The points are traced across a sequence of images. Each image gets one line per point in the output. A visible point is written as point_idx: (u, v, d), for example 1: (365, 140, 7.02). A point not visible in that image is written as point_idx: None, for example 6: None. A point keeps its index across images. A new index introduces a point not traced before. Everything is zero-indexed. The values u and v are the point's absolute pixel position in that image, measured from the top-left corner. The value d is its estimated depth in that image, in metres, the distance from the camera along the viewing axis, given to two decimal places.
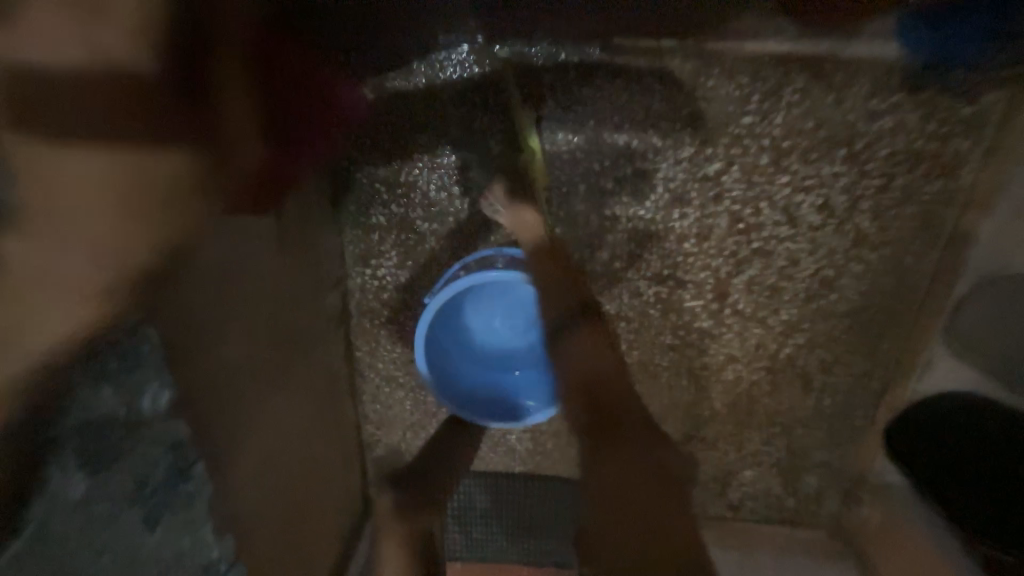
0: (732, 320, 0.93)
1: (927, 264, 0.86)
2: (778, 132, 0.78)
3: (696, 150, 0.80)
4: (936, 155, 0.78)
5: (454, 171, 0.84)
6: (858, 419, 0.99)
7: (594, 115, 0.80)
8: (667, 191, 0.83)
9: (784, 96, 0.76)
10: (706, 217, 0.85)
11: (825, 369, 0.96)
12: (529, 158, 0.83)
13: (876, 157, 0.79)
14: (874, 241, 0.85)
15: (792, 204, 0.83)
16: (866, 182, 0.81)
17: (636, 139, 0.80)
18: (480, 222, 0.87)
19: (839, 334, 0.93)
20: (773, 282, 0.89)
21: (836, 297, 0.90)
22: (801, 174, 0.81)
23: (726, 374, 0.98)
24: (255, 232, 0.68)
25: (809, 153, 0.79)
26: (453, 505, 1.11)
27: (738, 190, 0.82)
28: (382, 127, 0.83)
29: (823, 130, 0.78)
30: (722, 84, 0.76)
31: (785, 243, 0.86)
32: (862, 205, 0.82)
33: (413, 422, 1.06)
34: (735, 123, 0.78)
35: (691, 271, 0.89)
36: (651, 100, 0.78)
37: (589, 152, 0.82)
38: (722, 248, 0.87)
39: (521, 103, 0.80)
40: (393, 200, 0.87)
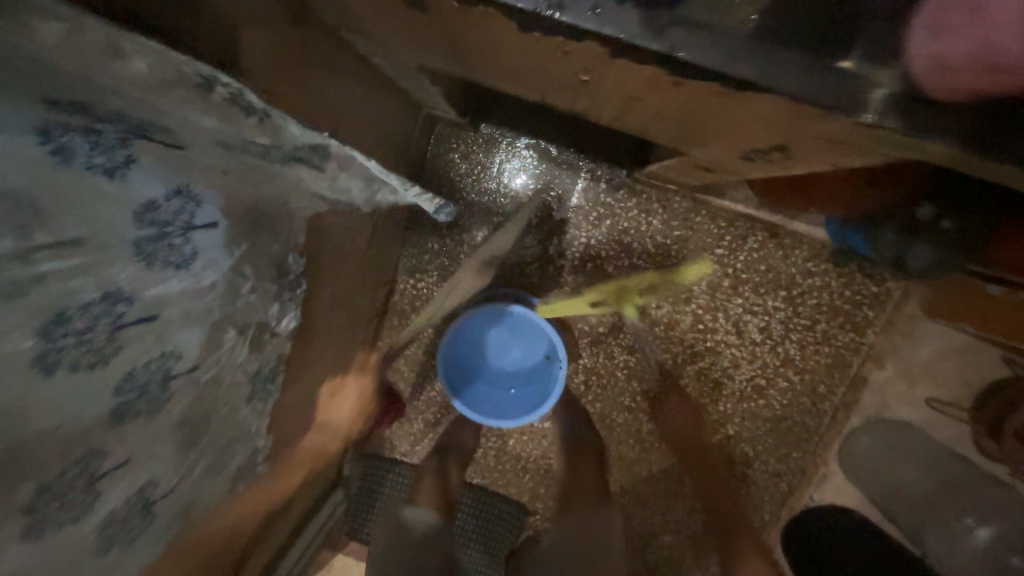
0: (680, 399, 1.15)
1: (835, 395, 1.09)
2: (739, 267, 1.06)
3: (678, 262, 1.08)
4: (849, 315, 1.05)
5: (500, 227, 1.12)
6: (766, 514, 1.17)
7: (612, 217, 1.08)
8: (651, 285, 1.10)
9: (748, 242, 1.05)
10: (675, 313, 1.10)
11: (746, 461, 1.16)
12: (558, 235, 1.11)
13: (806, 304, 1.06)
14: (797, 366, 1.10)
15: (741, 321, 1.09)
16: (797, 320, 1.07)
17: (638, 242, 1.08)
18: (507, 269, 1.13)
19: (760, 434, 1.15)
20: (717, 377, 1.13)
21: (763, 403, 1.13)
22: (751, 301, 1.08)
23: (666, 444, 1.18)
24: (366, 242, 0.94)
25: (759, 288, 1.06)
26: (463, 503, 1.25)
27: (703, 300, 1.09)
28: (458, 183, 1.11)
29: (771, 274, 1.05)
30: (706, 222, 1.05)
31: (731, 348, 1.11)
32: (792, 335, 1.08)
33: (401, 415, 1.25)
34: (710, 251, 1.06)
35: (655, 351, 1.13)
36: (654, 218, 1.07)
37: (602, 242, 1.09)
38: (682, 339, 1.12)
39: (563, 195, 1.09)
40: (447, 235, 1.13)
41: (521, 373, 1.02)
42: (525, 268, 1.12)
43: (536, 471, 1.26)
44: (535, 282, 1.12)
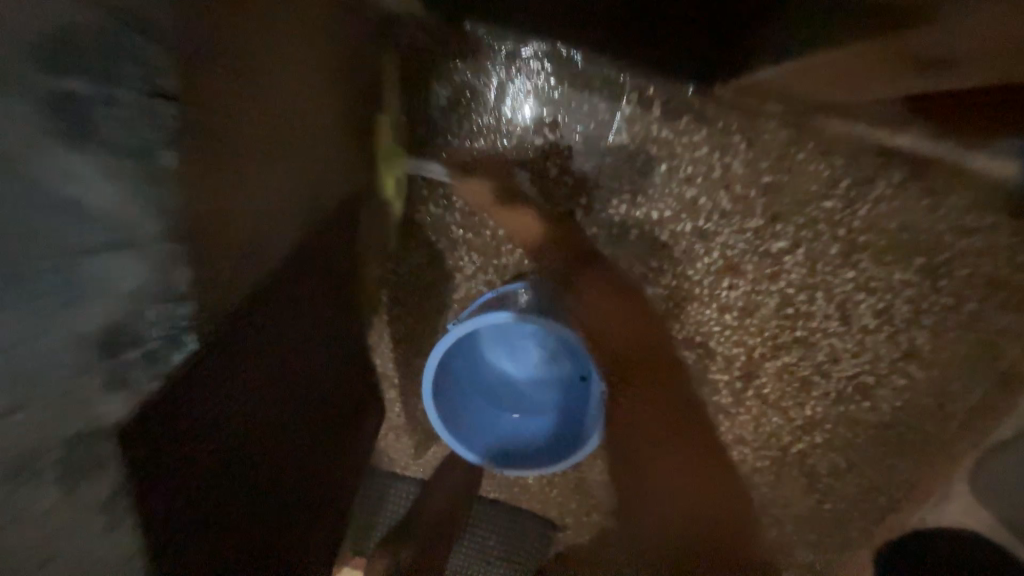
0: (753, 402, 0.87)
1: (973, 395, 0.80)
2: (857, 225, 0.72)
3: (765, 222, 0.74)
4: (1015, 289, 0.73)
5: (504, 183, 0.79)
6: (855, 533, 0.93)
7: (669, 161, 0.74)
8: (722, 258, 0.77)
9: (875, 189, 0.70)
10: (756, 293, 0.78)
11: (835, 474, 0.90)
12: (588, 191, 0.77)
13: (954, 276, 0.73)
14: (924, 358, 0.79)
15: (850, 301, 0.77)
16: (934, 298, 0.75)
17: (706, 196, 0.74)
18: (517, 244, 0.81)
19: (859, 443, 0.87)
20: (806, 374, 0.84)
21: (868, 405, 0.84)
22: (869, 273, 0.75)
23: (730, 455, 0.92)
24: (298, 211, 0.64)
25: (884, 255, 0.73)
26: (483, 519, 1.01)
27: (797, 274, 0.76)
28: (441, 121, 0.78)
29: (906, 234, 0.71)
30: (814, 161, 0.70)
31: (831, 338, 0.80)
32: (923, 318, 0.76)
33: (393, 429, 0.99)
34: (815, 204, 0.72)
35: (723, 344, 0.83)
36: (733, 159, 0.72)
37: (652, 197, 0.76)
38: (763, 328, 0.81)
39: (594, 130, 0.75)
40: (431, 199, 0.81)
41: (541, 401, 0.72)
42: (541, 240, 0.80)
43: (563, 485, 1.02)
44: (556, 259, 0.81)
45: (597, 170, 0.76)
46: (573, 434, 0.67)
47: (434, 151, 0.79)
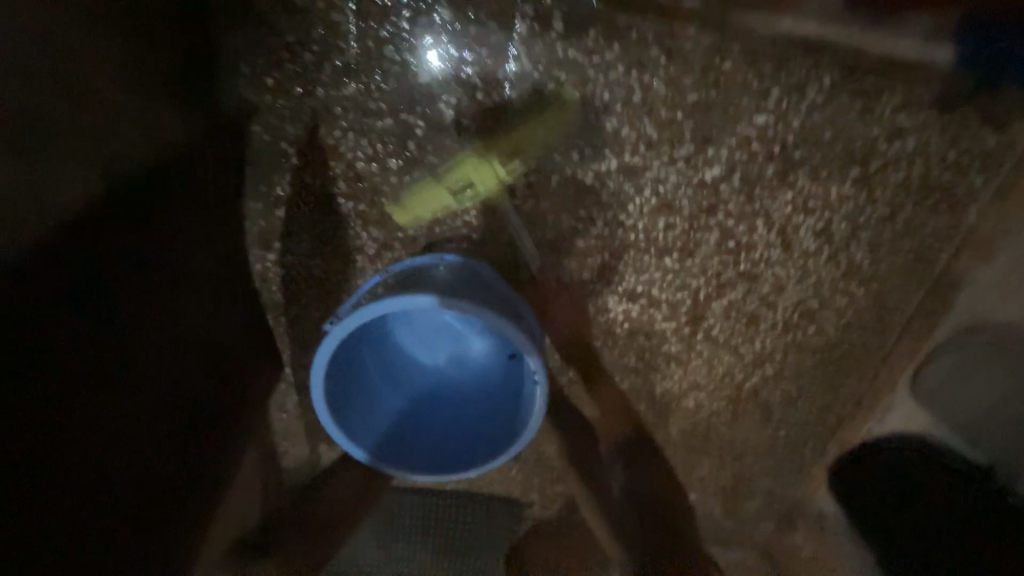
0: (703, 346, 0.82)
1: (909, 304, 0.79)
2: (791, 140, 0.65)
3: (695, 149, 0.65)
4: (947, 189, 0.69)
5: (392, 138, 0.65)
6: (809, 450, 0.95)
7: (581, 87, 0.62)
8: (654, 196, 0.68)
9: (806, 96, 0.63)
10: (694, 231, 0.71)
11: (788, 401, 0.90)
12: (493, 136, 0.65)
13: (887, 184, 0.69)
14: (864, 274, 0.76)
15: (790, 225, 0.72)
16: (871, 210, 0.71)
17: (628, 125, 0.64)
18: (421, 210, 0.68)
19: (808, 368, 0.86)
20: (753, 309, 0.79)
21: (813, 330, 0.82)
22: (806, 193, 0.69)
23: (686, 403, 0.89)
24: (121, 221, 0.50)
25: (820, 170, 0.67)
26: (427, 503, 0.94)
27: (735, 204, 0.69)
28: (295, 66, 0.61)
29: (840, 144, 0.66)
30: (740, 70, 0.61)
31: (774, 268, 0.76)
32: (861, 233, 0.73)
33: (323, 439, 0.87)
34: (745, 122, 0.64)
35: (667, 290, 0.76)
36: (653, 78, 0.61)
37: (568, 134, 0.65)
38: (705, 267, 0.75)
39: (489, 57, 0.62)
40: (306, 167, 0.65)
41: (463, 392, 0.60)
42: (450, 201, 0.68)
43: (524, 462, 0.96)
44: (472, 221, 0.69)
45: (500, 108, 0.64)
46: (499, 428, 0.56)
47: (297, 106, 0.63)
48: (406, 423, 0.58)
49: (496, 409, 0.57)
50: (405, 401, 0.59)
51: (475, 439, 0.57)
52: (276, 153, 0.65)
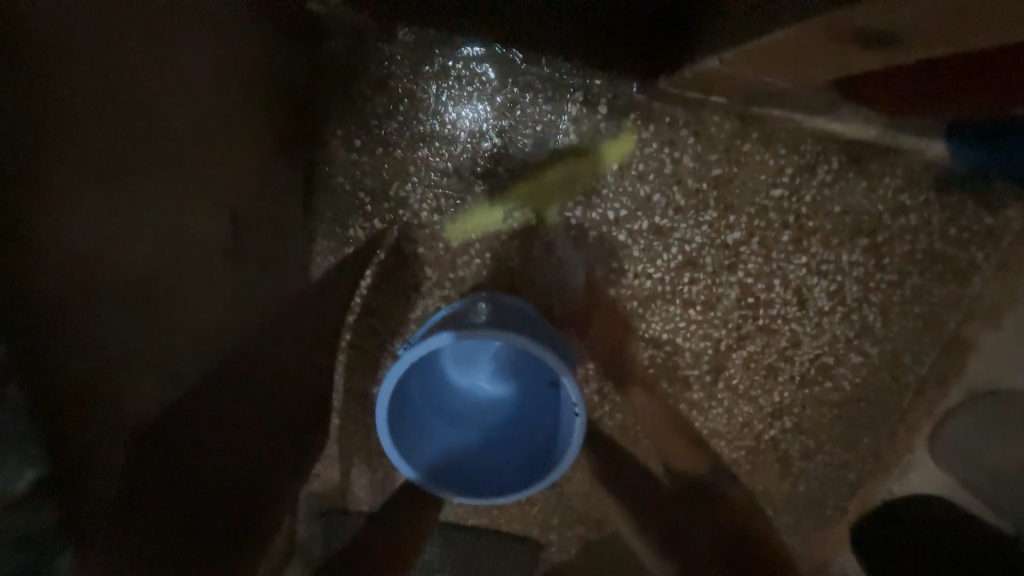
0: (724, 394, 0.87)
1: (922, 365, 0.83)
2: (804, 211, 0.74)
3: (718, 215, 0.74)
4: (950, 261, 0.76)
5: (453, 194, 0.75)
6: (829, 507, 0.96)
7: (620, 159, 0.72)
8: (680, 253, 0.76)
9: (817, 175, 0.72)
10: (716, 286, 0.78)
11: (806, 455, 0.92)
12: (539, 195, 0.75)
13: (894, 253, 0.76)
14: (876, 334, 0.82)
15: (805, 286, 0.79)
16: (881, 276, 0.78)
17: (660, 192, 0.73)
18: (473, 255, 0.77)
19: (826, 422, 0.89)
20: (772, 361, 0.84)
21: (830, 385, 0.86)
22: (819, 257, 0.77)
23: (707, 450, 0.92)
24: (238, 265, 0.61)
25: (831, 238, 0.75)
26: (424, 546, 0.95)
27: (754, 264, 0.77)
28: (380, 131, 0.73)
29: (849, 217, 0.74)
30: (758, 151, 0.71)
31: (791, 324, 0.82)
32: (872, 296, 0.79)
33: (357, 464, 0.91)
34: (764, 193, 0.73)
35: (691, 339, 0.82)
36: (682, 154, 0.71)
37: (606, 196, 0.74)
38: (726, 320, 0.81)
39: (543, 132, 0.73)
40: (377, 213, 0.75)
41: (498, 417, 0.66)
42: (500, 249, 0.77)
43: (545, 501, 0.98)
44: (516, 267, 0.77)
45: (548, 173, 0.74)
46: (532, 454, 0.62)
47: (377, 163, 0.74)
48: (446, 445, 0.63)
49: (531, 441, 0.63)
50: (445, 425, 0.64)
51: (509, 467, 0.62)
52: (353, 201, 0.75)
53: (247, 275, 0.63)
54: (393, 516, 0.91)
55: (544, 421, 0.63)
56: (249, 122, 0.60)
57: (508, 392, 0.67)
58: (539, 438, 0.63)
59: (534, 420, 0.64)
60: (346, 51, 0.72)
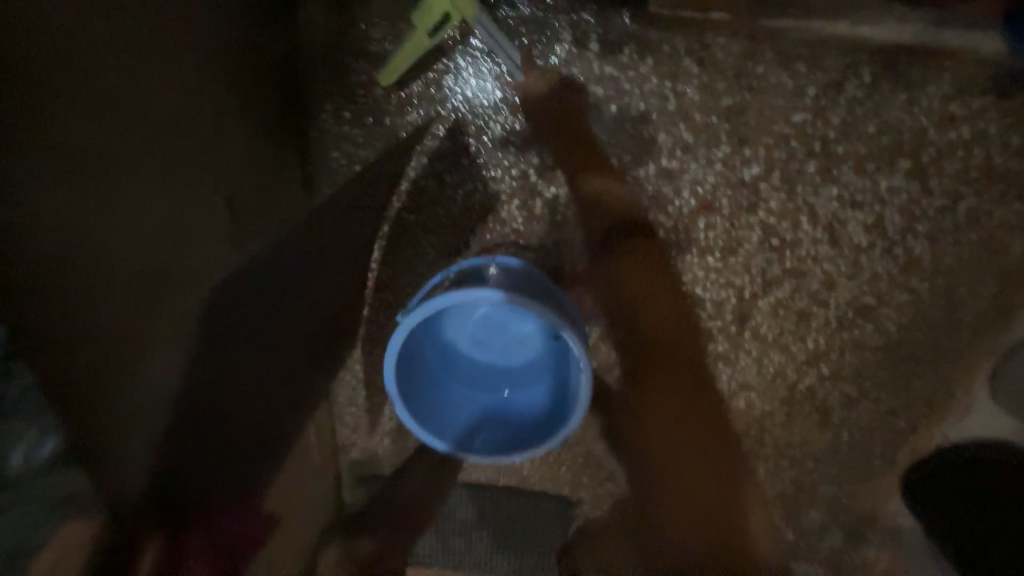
0: (752, 345, 0.82)
1: (982, 299, 0.75)
2: (833, 135, 0.66)
3: (732, 150, 0.68)
4: (1014, 176, 0.66)
5: (449, 158, 0.73)
6: (877, 457, 0.90)
7: (617, 101, 0.67)
8: (693, 197, 0.71)
9: (846, 93, 0.64)
10: (735, 229, 0.73)
11: (848, 404, 0.87)
12: (537, 150, 0.71)
13: (943, 173, 0.67)
14: (925, 268, 0.74)
15: (838, 220, 0.71)
16: (928, 202, 0.69)
17: (665, 131, 0.68)
18: (475, 219, 0.75)
19: (870, 368, 0.83)
20: (804, 306, 0.79)
21: (873, 327, 0.79)
22: (853, 187, 0.69)
23: (738, 403, 0.88)
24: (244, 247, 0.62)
25: (867, 163, 0.67)
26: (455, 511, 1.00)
27: (776, 201, 0.71)
28: (368, 101, 0.72)
29: (887, 137, 0.65)
30: (774, 72, 0.63)
31: (823, 264, 0.75)
32: (918, 225, 0.71)
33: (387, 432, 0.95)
34: (783, 120, 0.66)
35: (712, 289, 0.78)
36: (687, 87, 0.65)
37: (606, 143, 0.70)
38: (750, 265, 0.76)
39: (532, 82, 0.69)
40: (376, 185, 0.75)
41: (510, 379, 0.66)
42: (501, 210, 0.75)
43: (573, 461, 0.98)
44: (520, 228, 0.75)
45: (542, 124, 0.70)
46: (548, 419, 0.61)
47: (369, 134, 0.73)
48: (458, 407, 0.64)
49: (544, 401, 0.63)
50: (456, 387, 0.65)
51: (523, 427, 0.63)
52: (351, 176, 0.75)
53: (254, 256, 0.64)
54: (426, 479, 0.95)
55: (556, 381, 0.63)
56: (234, 102, 0.60)
57: (519, 353, 0.66)
58: (551, 398, 0.62)
59: (547, 380, 0.63)
60: (325, 22, 0.70)
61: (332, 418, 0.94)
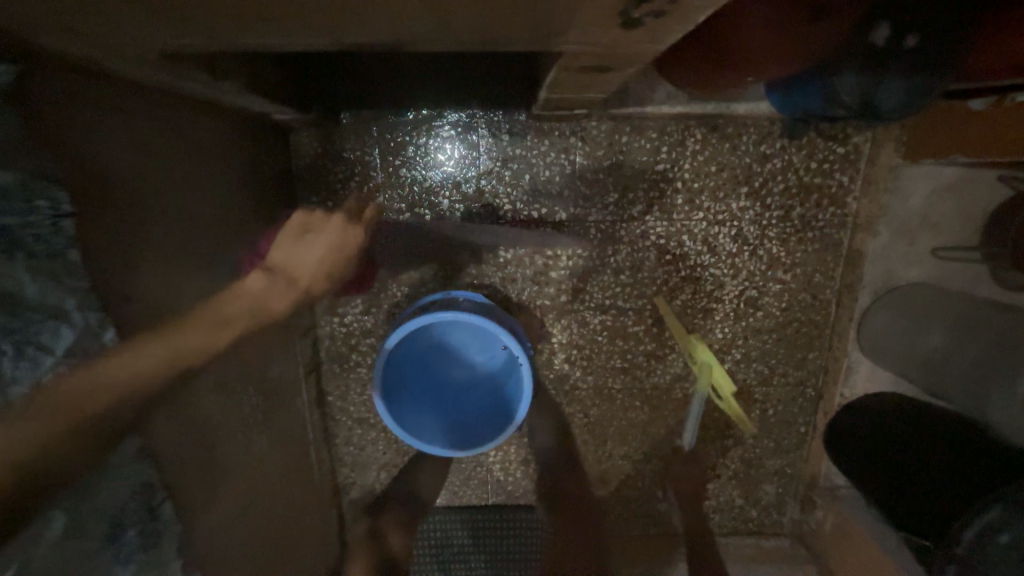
0: (673, 341, 1.02)
1: (834, 280, 0.97)
2: (688, 176, 0.91)
3: (619, 195, 0.92)
4: (822, 188, 0.92)
5: (411, 226, 0.94)
6: (800, 424, 1.08)
7: (530, 170, 0.91)
8: (599, 232, 0.94)
9: (688, 146, 0.89)
10: (636, 252, 0.95)
11: (763, 381, 1.05)
12: (477, 212, 0.93)
13: (773, 193, 0.92)
14: (784, 263, 0.96)
15: (710, 235, 0.95)
16: (769, 214, 0.93)
17: (569, 187, 0.92)
18: (437, 270, 0.96)
19: (770, 347, 1.02)
20: (704, 304, 0.99)
21: (762, 314, 1.00)
22: (713, 210, 0.93)
23: (676, 393, 1.06)
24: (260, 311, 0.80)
25: (717, 192, 0.92)
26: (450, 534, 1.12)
27: (661, 227, 0.94)
28: (343, 191, 0.93)
29: (725, 173, 0.91)
30: (635, 139, 0.89)
31: (710, 269, 0.97)
32: (768, 232, 0.94)
33: (384, 464, 1.08)
34: (650, 170, 0.91)
35: (630, 300, 0.98)
36: (576, 155, 0.90)
37: (528, 201, 0.93)
38: (655, 278, 0.97)
39: (465, 164, 0.92)
40: None
41: (470, 390, 0.82)
42: (457, 260, 0.96)
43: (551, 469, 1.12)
44: (473, 272, 0.96)
45: (478, 194, 0.93)
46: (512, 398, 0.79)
47: None
48: (435, 420, 0.80)
49: (500, 400, 0.81)
50: (430, 405, 0.81)
51: (487, 423, 0.80)
52: None
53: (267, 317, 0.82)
54: (422, 504, 1.07)
55: (506, 382, 0.81)
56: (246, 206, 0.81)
57: (474, 370, 0.83)
58: (505, 396, 0.80)
59: (498, 383, 0.81)
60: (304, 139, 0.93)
61: (334, 459, 1.07)
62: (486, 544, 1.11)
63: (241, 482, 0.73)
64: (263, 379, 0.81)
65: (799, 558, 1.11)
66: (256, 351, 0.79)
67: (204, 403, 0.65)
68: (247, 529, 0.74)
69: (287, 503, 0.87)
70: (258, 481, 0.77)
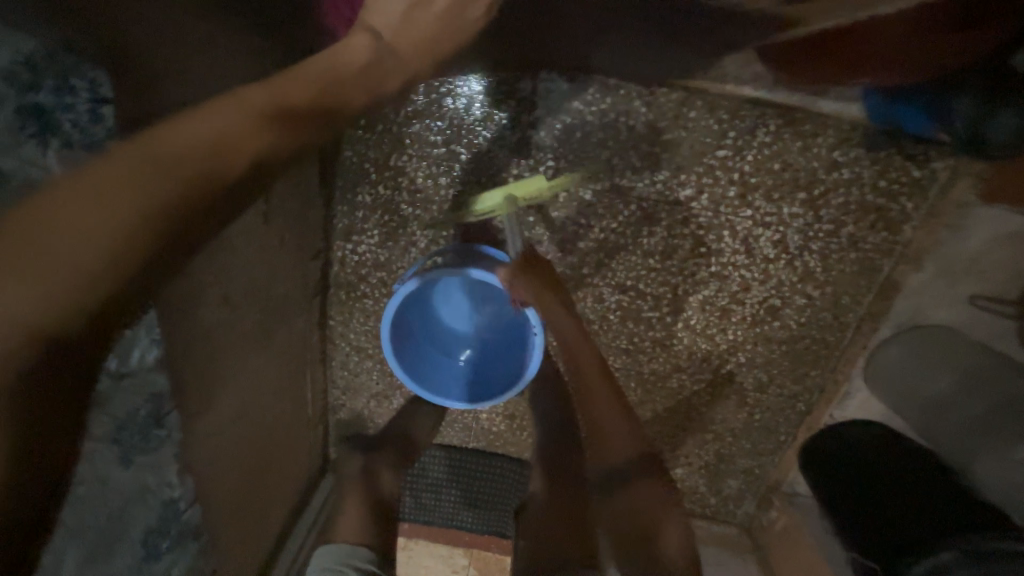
0: (683, 333, 1.01)
1: (861, 306, 0.94)
2: (747, 169, 0.84)
3: (671, 174, 0.85)
4: (882, 210, 0.86)
5: (444, 162, 0.88)
6: (781, 433, 1.10)
7: (582, 128, 0.83)
8: (639, 210, 0.89)
9: (757, 137, 0.82)
10: (672, 238, 0.91)
11: (759, 387, 1.06)
12: (517, 162, 0.87)
13: (831, 204, 0.86)
14: (818, 279, 0.93)
15: (751, 236, 0.90)
16: (819, 226, 0.88)
17: (619, 156, 0.85)
18: (462, 216, 0.91)
19: (775, 358, 1.02)
20: (724, 304, 0.97)
21: (778, 325, 0.98)
22: (763, 210, 0.88)
23: (671, 383, 1.07)
24: (273, 227, 0.76)
25: (772, 193, 0.86)
26: (426, 467, 1.17)
27: (705, 218, 0.89)
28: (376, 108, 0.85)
29: (788, 173, 0.84)
30: (703, 117, 0.81)
31: (740, 270, 0.94)
32: (811, 244, 0.90)
33: (375, 394, 1.10)
34: (709, 155, 0.83)
35: (652, 285, 0.96)
36: (636, 122, 0.82)
37: (573, 162, 0.86)
38: (683, 268, 0.94)
39: (517, 105, 0.83)
40: (380, 181, 0.89)
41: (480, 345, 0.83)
42: (484, 210, 0.90)
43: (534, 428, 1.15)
44: (499, 225, 0.92)
45: (523, 141, 0.85)
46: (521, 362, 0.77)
47: (376, 137, 0.87)
48: (439, 370, 0.80)
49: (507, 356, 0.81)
50: (437, 354, 0.81)
51: (492, 375, 0.80)
52: (360, 171, 0.89)
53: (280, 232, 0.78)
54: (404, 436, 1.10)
55: (517, 340, 0.80)
56: None
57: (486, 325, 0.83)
58: (514, 352, 0.80)
59: (508, 341, 0.81)
60: None
61: (327, 379, 1.08)
62: (458, 481, 1.18)
63: (236, 394, 0.72)
64: (268, 296, 0.78)
65: (742, 546, 1.19)
66: (263, 269, 0.75)
67: (206, 313, 0.62)
68: (236, 437, 0.75)
69: (274, 416, 0.88)
70: (252, 394, 0.77)
